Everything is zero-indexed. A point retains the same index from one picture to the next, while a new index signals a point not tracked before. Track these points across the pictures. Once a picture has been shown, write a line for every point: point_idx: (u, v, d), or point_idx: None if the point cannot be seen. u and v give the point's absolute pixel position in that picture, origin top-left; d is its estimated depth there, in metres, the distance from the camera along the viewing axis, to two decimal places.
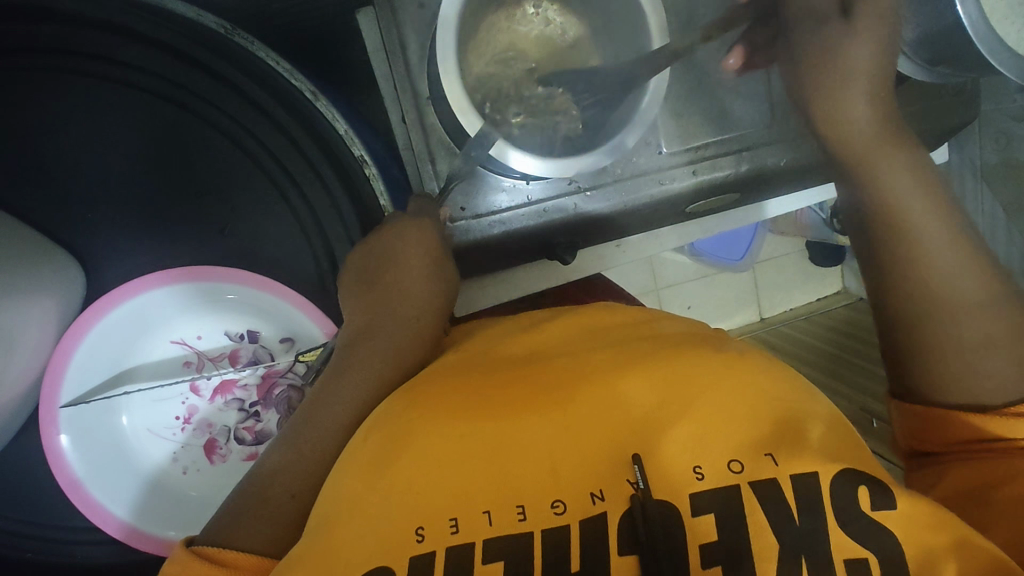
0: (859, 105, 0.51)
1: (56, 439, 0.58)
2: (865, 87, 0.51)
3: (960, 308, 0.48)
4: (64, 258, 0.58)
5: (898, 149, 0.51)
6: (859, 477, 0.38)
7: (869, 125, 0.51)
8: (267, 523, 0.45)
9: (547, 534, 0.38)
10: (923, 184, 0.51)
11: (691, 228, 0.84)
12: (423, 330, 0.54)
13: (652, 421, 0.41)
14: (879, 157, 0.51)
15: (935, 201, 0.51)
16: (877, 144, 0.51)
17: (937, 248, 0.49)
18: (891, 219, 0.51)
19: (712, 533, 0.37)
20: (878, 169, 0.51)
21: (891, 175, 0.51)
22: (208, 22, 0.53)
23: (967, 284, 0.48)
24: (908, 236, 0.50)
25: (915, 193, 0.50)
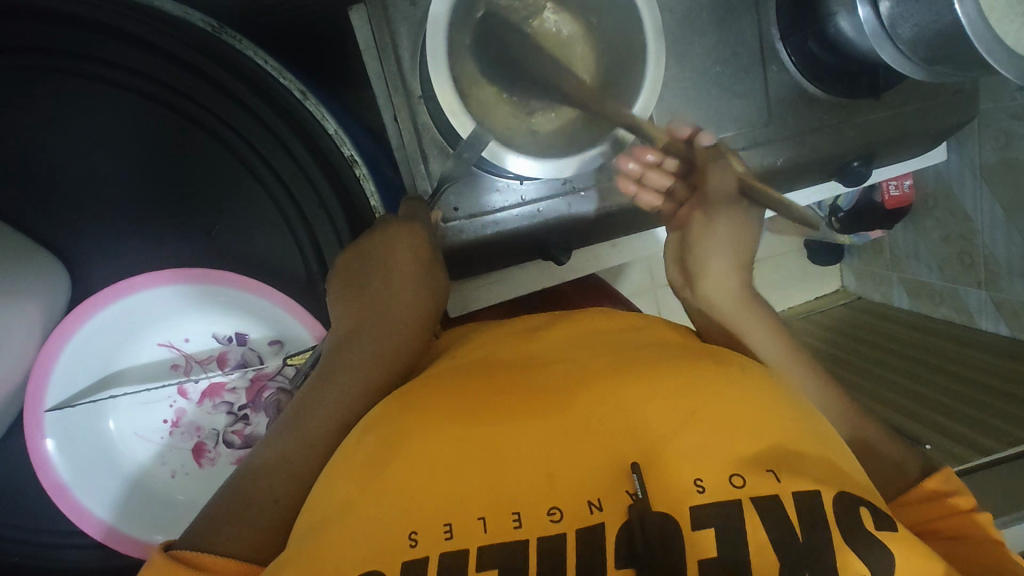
0: (727, 274, 0.61)
1: (41, 444, 0.57)
2: (735, 260, 0.62)
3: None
4: (49, 261, 0.58)
5: (756, 310, 0.59)
6: (856, 499, 0.38)
7: (730, 291, 0.60)
8: (252, 529, 0.45)
9: (542, 542, 0.37)
10: (775, 334, 0.58)
11: (633, 243, 0.81)
12: (413, 336, 0.54)
13: (652, 431, 0.41)
14: (740, 319, 0.58)
15: (782, 344, 0.57)
16: (737, 306, 0.59)
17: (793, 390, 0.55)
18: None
19: (711, 548, 0.37)
20: (740, 327, 0.58)
21: (750, 334, 0.57)
22: (194, 19, 0.54)
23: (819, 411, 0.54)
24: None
25: (769, 345, 0.57)
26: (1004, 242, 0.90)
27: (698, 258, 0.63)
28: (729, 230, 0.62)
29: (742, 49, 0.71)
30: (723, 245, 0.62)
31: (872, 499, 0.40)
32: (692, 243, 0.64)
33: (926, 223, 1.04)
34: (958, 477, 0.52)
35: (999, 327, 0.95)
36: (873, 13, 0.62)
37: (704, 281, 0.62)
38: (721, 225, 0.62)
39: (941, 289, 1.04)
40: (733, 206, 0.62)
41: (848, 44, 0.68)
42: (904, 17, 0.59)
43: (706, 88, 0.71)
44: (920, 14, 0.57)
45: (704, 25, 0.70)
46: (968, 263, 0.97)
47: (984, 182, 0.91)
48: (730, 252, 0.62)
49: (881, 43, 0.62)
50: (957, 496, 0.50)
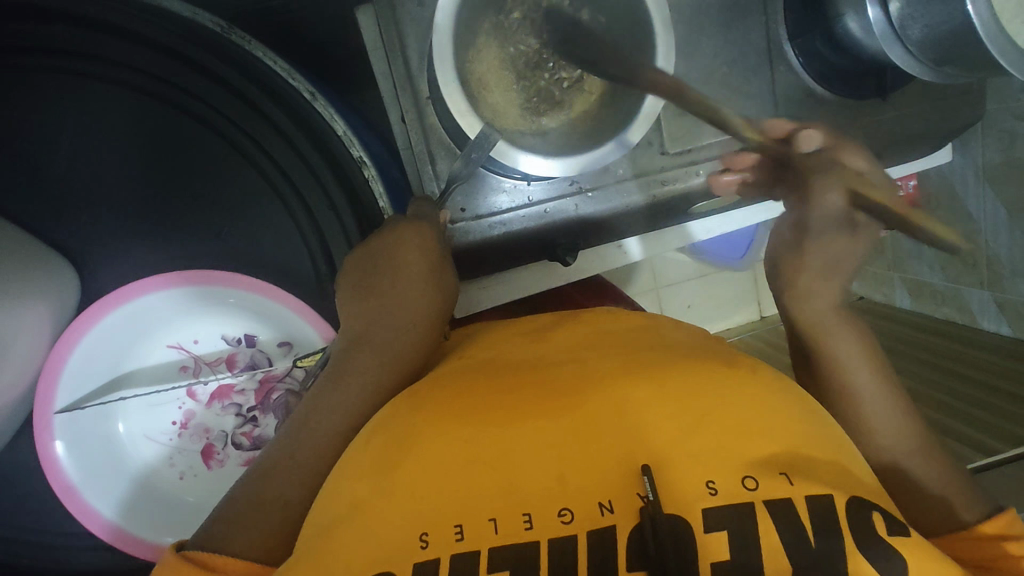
0: (826, 300, 0.54)
1: (51, 445, 0.57)
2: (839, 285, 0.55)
3: (896, 462, 0.49)
4: (57, 261, 0.58)
5: (852, 327, 0.53)
6: (870, 503, 0.39)
7: (829, 304, 0.54)
8: (263, 530, 0.45)
9: (553, 544, 0.37)
10: (868, 354, 0.52)
11: (666, 237, 0.77)
12: (424, 338, 0.53)
13: (663, 432, 0.40)
14: (838, 335, 0.52)
15: (876, 366, 0.52)
16: (838, 330, 0.53)
17: (882, 419, 0.49)
18: (841, 393, 0.51)
19: (724, 551, 0.36)
20: (835, 342, 0.52)
21: (845, 355, 0.52)
22: (203, 20, 0.54)
23: (905, 442, 0.49)
24: (856, 408, 0.50)
25: (864, 367, 0.51)
26: (1007, 241, 0.90)
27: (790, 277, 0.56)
28: (835, 250, 0.56)
29: (749, 50, 0.71)
30: (819, 268, 0.55)
31: (885, 505, 0.40)
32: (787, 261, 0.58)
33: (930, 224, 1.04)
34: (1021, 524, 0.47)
35: (1001, 326, 0.95)
36: (883, 14, 0.62)
37: (794, 299, 0.55)
38: (820, 248, 0.56)
39: (945, 290, 1.04)
40: (836, 234, 0.56)
41: (856, 44, 0.68)
42: (913, 18, 0.59)
43: (713, 89, 0.71)
44: (929, 14, 0.57)
45: (712, 25, 0.70)
46: (971, 263, 0.97)
47: (988, 182, 0.91)
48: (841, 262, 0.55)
49: (890, 44, 0.62)
50: (1015, 542, 0.45)
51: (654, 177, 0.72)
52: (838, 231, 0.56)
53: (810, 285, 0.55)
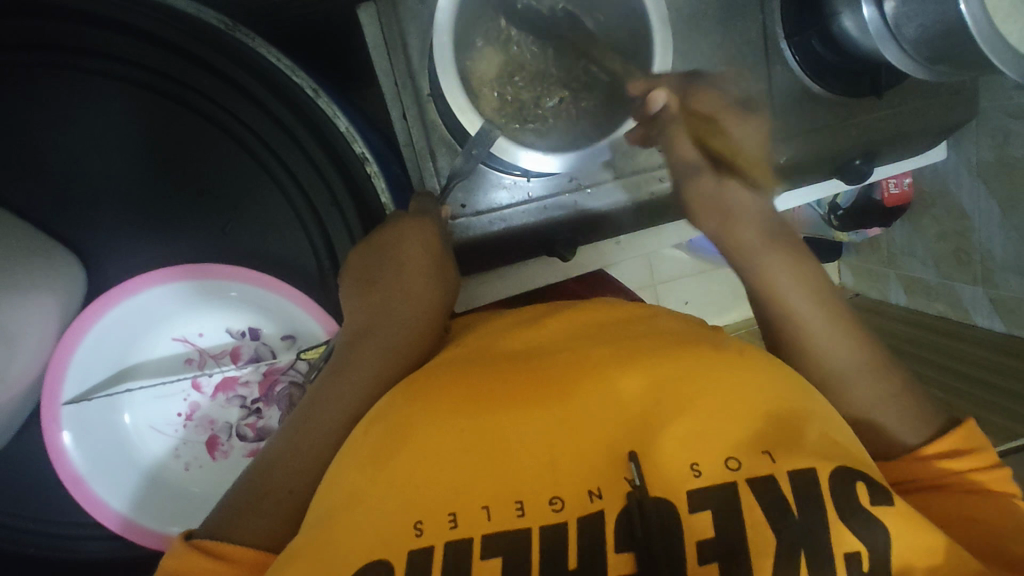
0: (743, 229, 0.57)
1: (58, 436, 0.58)
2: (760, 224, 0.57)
3: (840, 378, 0.51)
4: (65, 255, 0.58)
5: (779, 248, 0.56)
6: (854, 473, 0.39)
7: (758, 234, 0.57)
8: (269, 519, 0.46)
9: (545, 531, 0.38)
10: (803, 273, 0.55)
11: (664, 234, 0.84)
12: (424, 330, 0.54)
13: (652, 420, 0.41)
14: (769, 258, 0.56)
15: (810, 283, 0.54)
16: (771, 254, 0.56)
17: (821, 333, 0.52)
18: (776, 313, 0.54)
19: (709, 530, 0.38)
20: (764, 264, 0.55)
21: (780, 274, 0.55)
22: (207, 17, 0.53)
23: (845, 354, 0.52)
24: (792, 327, 0.53)
25: (796, 284, 0.54)
26: (999, 238, 0.92)
27: (705, 215, 0.60)
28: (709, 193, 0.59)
29: (745, 49, 0.72)
30: (708, 212, 0.60)
31: (867, 471, 0.41)
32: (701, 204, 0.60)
33: (923, 221, 1.05)
34: (978, 438, 0.50)
35: (993, 322, 0.97)
36: (877, 12, 0.62)
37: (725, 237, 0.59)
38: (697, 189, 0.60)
39: (936, 285, 1.05)
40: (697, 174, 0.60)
41: (852, 42, 0.69)
42: (908, 17, 0.60)
43: None
44: (923, 14, 0.58)
45: (708, 24, 0.71)
46: (964, 260, 0.98)
47: (980, 180, 0.92)
48: (730, 205, 0.58)
49: (884, 42, 0.63)
50: (966, 459, 0.49)
51: (650, 175, 0.72)
52: (698, 175, 0.60)
53: (718, 227, 0.59)
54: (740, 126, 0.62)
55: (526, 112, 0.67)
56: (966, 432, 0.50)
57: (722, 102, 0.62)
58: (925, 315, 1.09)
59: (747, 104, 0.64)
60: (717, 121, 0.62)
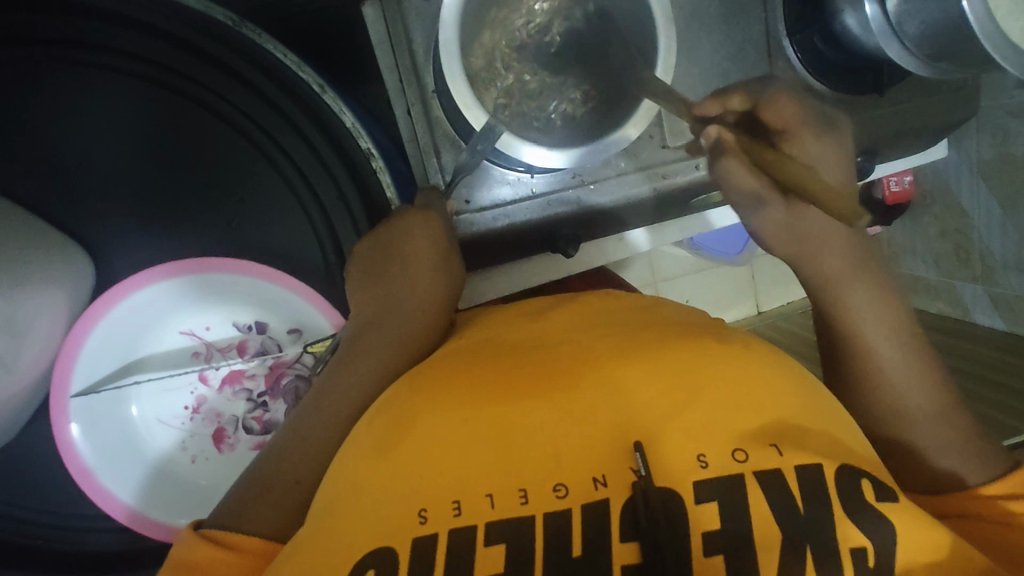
0: (829, 256, 0.53)
1: (67, 428, 0.58)
2: (839, 248, 0.53)
3: (913, 423, 0.50)
4: (73, 249, 0.59)
5: (864, 280, 0.53)
6: (858, 472, 0.40)
7: (840, 260, 0.53)
8: (276, 510, 0.46)
9: (549, 518, 0.38)
10: (884, 307, 0.52)
11: (668, 229, 0.84)
12: (430, 322, 0.54)
13: (656, 409, 0.41)
14: (847, 288, 0.53)
15: (895, 322, 0.52)
16: (854, 281, 0.53)
17: (900, 377, 0.51)
18: (857, 348, 0.52)
19: (715, 521, 0.38)
20: (848, 298, 0.53)
21: (860, 308, 0.52)
22: (216, 14, 0.54)
23: (925, 398, 0.50)
24: (872, 365, 0.51)
25: (881, 323, 0.52)
26: (1000, 236, 0.92)
27: (776, 240, 0.55)
28: (782, 221, 0.53)
29: (748, 46, 0.73)
30: (783, 237, 0.54)
31: (877, 475, 0.41)
32: (765, 225, 0.54)
33: (924, 218, 1.05)
34: None
35: (995, 320, 0.97)
36: (880, 10, 0.63)
37: (803, 262, 0.54)
38: (766, 217, 0.53)
39: (938, 284, 1.06)
40: (762, 204, 0.53)
41: (854, 40, 0.69)
42: (910, 15, 0.60)
43: (712, 83, 0.72)
44: (926, 11, 0.59)
45: (711, 21, 0.71)
46: (964, 258, 0.99)
47: (981, 177, 0.93)
48: (812, 232, 0.53)
49: (887, 41, 0.64)
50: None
51: (652, 172, 0.73)
52: (764, 205, 0.52)
53: (795, 253, 0.55)
54: (820, 146, 0.55)
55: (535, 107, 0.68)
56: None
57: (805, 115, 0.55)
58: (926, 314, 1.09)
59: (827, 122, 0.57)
60: (789, 134, 0.55)
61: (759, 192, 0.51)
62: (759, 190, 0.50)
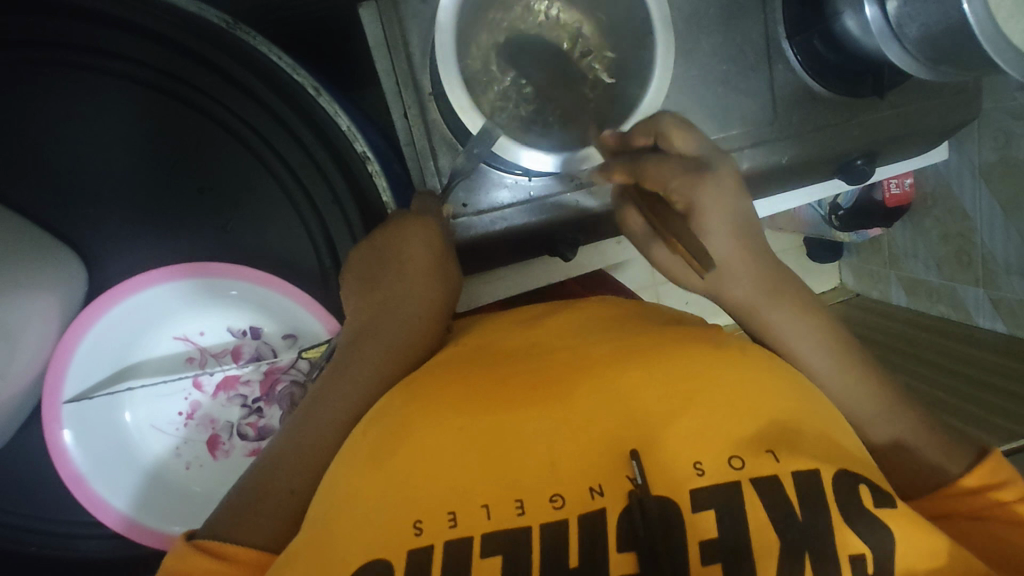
0: (732, 288, 0.53)
1: (59, 435, 0.57)
2: (749, 272, 0.53)
3: (867, 428, 0.51)
4: (66, 253, 0.58)
5: (785, 296, 0.52)
6: (857, 477, 0.39)
7: (748, 289, 0.53)
8: (270, 519, 0.46)
9: (545, 528, 0.38)
10: (808, 323, 0.52)
11: None
12: (426, 328, 0.54)
13: (652, 416, 0.41)
14: (765, 314, 0.52)
15: (821, 334, 0.52)
16: (768, 306, 0.52)
17: (840, 391, 0.50)
18: (787, 365, 0.52)
19: (713, 529, 0.37)
20: (770, 319, 0.52)
21: (784, 327, 0.52)
22: (209, 15, 0.53)
23: (864, 406, 0.50)
24: (804, 382, 0.51)
25: (808, 340, 0.51)
26: (1002, 240, 0.91)
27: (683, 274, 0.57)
28: (671, 262, 0.57)
29: (747, 48, 0.72)
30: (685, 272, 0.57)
31: (875, 478, 0.41)
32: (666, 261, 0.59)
33: (926, 221, 1.05)
34: (1007, 467, 0.50)
35: (996, 324, 0.96)
36: (880, 13, 0.62)
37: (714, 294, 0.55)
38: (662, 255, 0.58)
39: (938, 287, 1.05)
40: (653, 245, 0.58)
41: (855, 42, 0.69)
42: (911, 18, 0.60)
43: (712, 87, 0.72)
44: (926, 14, 0.58)
45: (710, 23, 0.71)
46: (966, 262, 0.98)
47: (982, 180, 0.92)
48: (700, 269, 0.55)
49: (888, 44, 0.63)
50: (999, 491, 0.48)
51: None
52: (653, 243, 0.58)
53: (705, 288, 0.55)
54: (705, 196, 0.51)
55: (518, 113, 0.67)
56: (993, 466, 0.50)
57: (678, 171, 0.51)
58: (927, 317, 1.09)
59: (703, 167, 0.52)
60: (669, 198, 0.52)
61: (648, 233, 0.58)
62: (647, 232, 0.58)
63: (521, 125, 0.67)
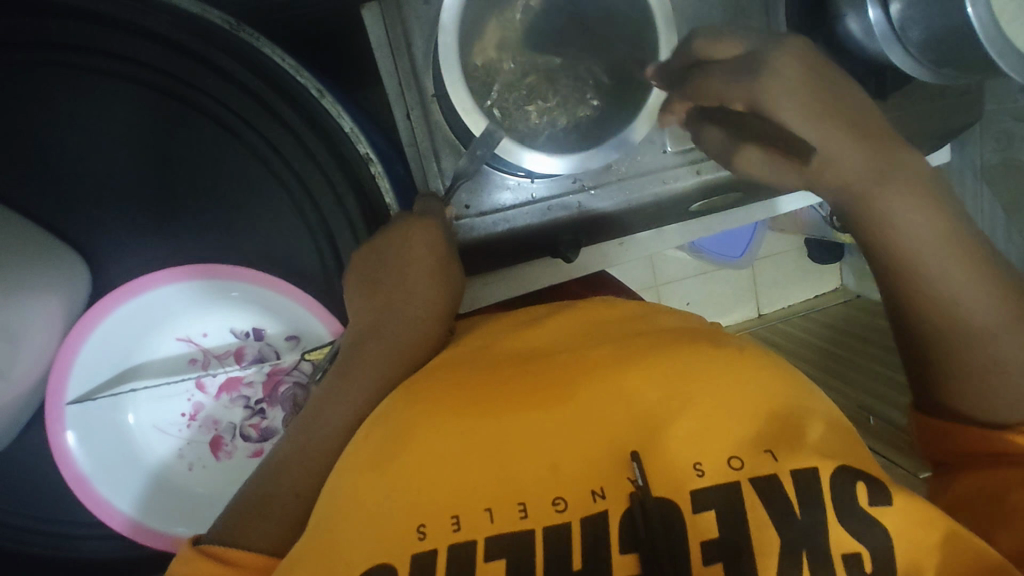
0: (840, 174, 0.49)
1: (62, 436, 0.58)
2: (858, 151, 0.48)
3: (984, 337, 0.47)
4: (69, 255, 0.58)
5: (901, 179, 0.48)
6: (854, 473, 0.39)
7: (858, 171, 0.48)
8: (275, 522, 0.46)
9: (548, 532, 0.38)
10: (928, 212, 0.48)
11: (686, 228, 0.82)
12: (429, 331, 0.54)
13: (655, 417, 0.41)
14: (879, 202, 0.48)
15: (938, 223, 0.48)
16: (880, 190, 0.48)
17: (963, 288, 0.47)
18: (897, 262, 0.49)
19: (713, 529, 0.38)
20: (884, 205, 0.48)
21: (902, 215, 0.48)
22: (212, 17, 0.53)
23: (985, 309, 0.47)
24: (918, 276, 0.48)
25: (925, 229, 0.47)
26: (1004, 240, 0.91)
27: (781, 168, 0.52)
28: (764, 162, 0.53)
29: None
30: (783, 171, 0.52)
31: (874, 472, 0.40)
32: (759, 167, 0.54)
33: None
34: None
35: None
36: (883, 16, 0.63)
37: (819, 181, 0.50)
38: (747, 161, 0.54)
39: None
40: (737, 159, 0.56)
41: (857, 44, 0.68)
42: (914, 21, 0.61)
43: None
44: (929, 18, 0.59)
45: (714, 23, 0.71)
46: None
47: (985, 181, 0.92)
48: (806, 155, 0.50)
49: (890, 46, 0.64)
50: None
51: (654, 176, 0.72)
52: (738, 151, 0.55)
53: (808, 177, 0.51)
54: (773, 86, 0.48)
55: (524, 117, 0.67)
56: None
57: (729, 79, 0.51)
58: None
59: (753, 59, 0.50)
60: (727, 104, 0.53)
61: (768, 164, 0.53)
62: (767, 164, 0.53)
63: (527, 125, 0.67)
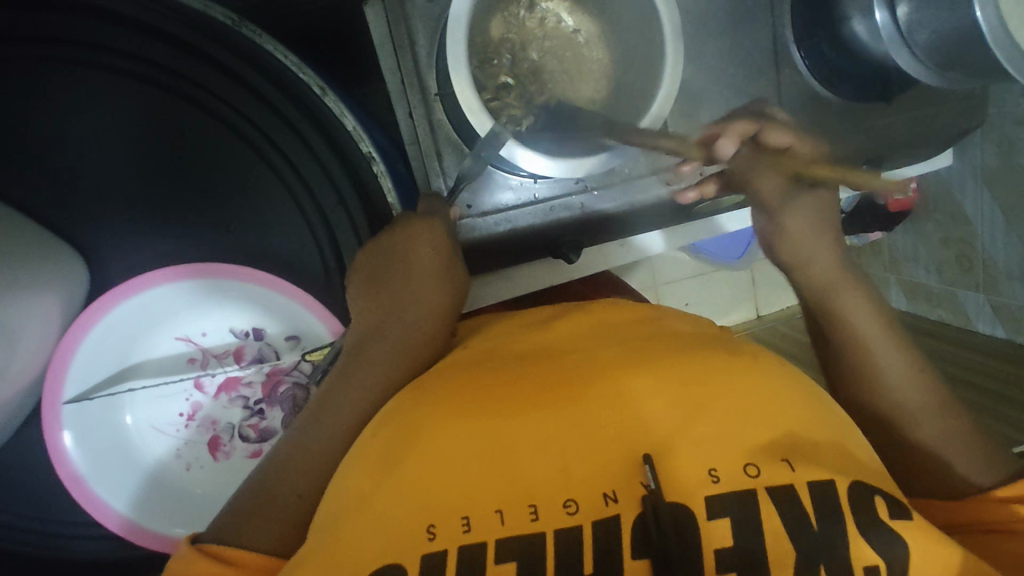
0: (813, 262, 0.54)
1: (58, 436, 0.57)
2: (826, 241, 0.54)
3: (914, 420, 0.50)
4: (68, 253, 0.58)
5: (852, 278, 0.53)
6: (873, 490, 0.39)
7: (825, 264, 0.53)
8: (275, 524, 0.45)
9: (559, 535, 0.37)
10: (874, 307, 0.52)
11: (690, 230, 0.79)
12: (432, 333, 0.53)
13: (668, 423, 0.41)
14: (836, 288, 0.53)
15: (883, 324, 0.52)
16: (838, 280, 0.53)
17: (897, 375, 0.50)
18: (843, 344, 0.52)
19: (727, 538, 0.37)
20: (838, 297, 0.53)
21: (853, 307, 0.52)
22: (213, 13, 0.52)
23: (914, 395, 0.50)
24: (867, 365, 0.51)
25: (871, 321, 0.52)
26: (1002, 244, 0.92)
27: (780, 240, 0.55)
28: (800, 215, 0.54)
29: (755, 52, 0.72)
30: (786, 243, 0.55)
31: (884, 485, 0.41)
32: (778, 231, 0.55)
33: (927, 227, 1.04)
34: None
35: (996, 330, 0.98)
36: (890, 18, 0.62)
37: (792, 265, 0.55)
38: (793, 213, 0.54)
39: (938, 291, 1.05)
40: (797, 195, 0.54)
41: (863, 48, 0.68)
42: (921, 24, 0.60)
43: (717, 89, 0.71)
44: (937, 20, 0.58)
45: (719, 24, 0.70)
46: (966, 266, 0.99)
47: (986, 186, 0.92)
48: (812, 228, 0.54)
49: (897, 49, 0.63)
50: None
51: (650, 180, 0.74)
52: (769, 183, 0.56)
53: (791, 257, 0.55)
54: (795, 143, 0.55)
55: (505, 105, 0.64)
56: None
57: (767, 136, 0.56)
58: (927, 321, 1.08)
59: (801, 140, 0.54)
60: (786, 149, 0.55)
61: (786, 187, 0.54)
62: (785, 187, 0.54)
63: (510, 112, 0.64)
